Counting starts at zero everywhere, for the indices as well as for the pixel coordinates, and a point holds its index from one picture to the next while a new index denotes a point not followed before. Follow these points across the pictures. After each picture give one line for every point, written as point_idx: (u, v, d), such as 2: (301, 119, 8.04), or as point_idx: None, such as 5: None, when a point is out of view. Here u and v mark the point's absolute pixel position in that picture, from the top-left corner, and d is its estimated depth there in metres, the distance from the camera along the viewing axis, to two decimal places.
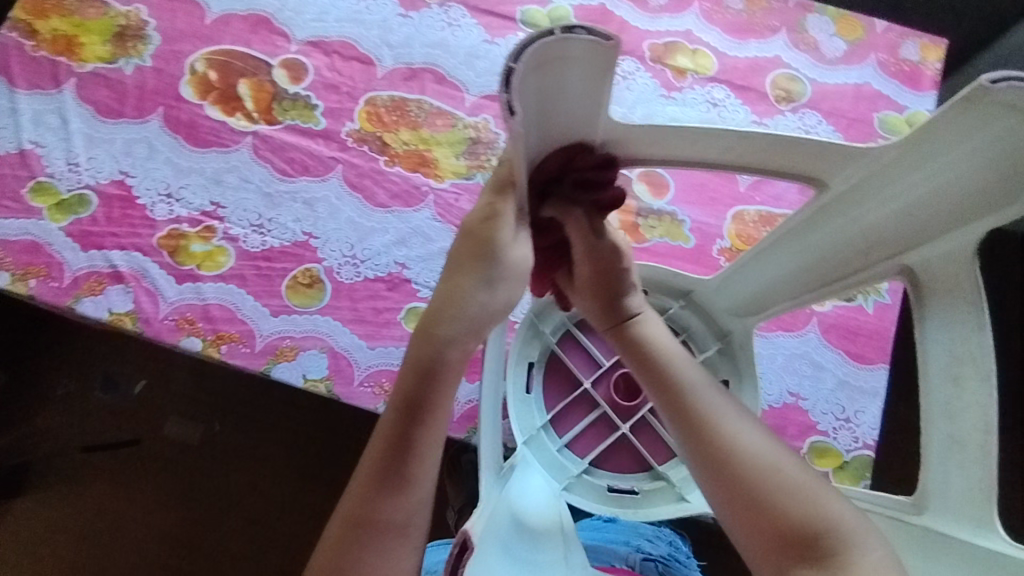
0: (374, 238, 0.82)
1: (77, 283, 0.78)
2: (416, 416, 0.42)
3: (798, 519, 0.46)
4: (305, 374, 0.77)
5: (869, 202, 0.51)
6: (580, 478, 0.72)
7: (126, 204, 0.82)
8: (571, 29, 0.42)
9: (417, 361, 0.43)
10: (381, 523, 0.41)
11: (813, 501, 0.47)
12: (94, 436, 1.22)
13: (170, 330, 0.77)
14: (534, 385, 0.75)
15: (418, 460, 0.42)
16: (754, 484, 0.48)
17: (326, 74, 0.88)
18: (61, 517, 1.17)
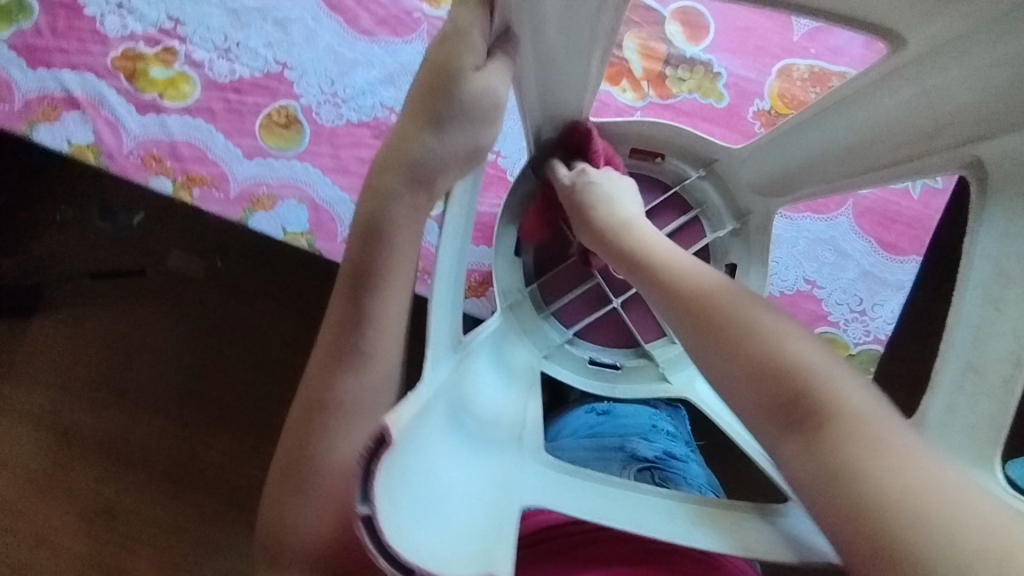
0: (357, 73, 0.71)
1: (29, 107, 0.70)
2: (366, 284, 0.43)
3: (771, 364, 0.36)
4: (284, 227, 0.71)
5: (939, 65, 0.40)
6: (562, 347, 0.70)
7: (72, 15, 0.71)
8: None
9: (360, 222, 0.43)
10: (340, 401, 0.44)
11: (829, 393, 0.34)
12: (99, 263, 1.10)
13: (136, 168, 0.71)
14: (524, 248, 0.70)
15: (379, 334, 0.44)
16: (775, 381, 0.35)
17: None
18: (74, 345, 1.08)
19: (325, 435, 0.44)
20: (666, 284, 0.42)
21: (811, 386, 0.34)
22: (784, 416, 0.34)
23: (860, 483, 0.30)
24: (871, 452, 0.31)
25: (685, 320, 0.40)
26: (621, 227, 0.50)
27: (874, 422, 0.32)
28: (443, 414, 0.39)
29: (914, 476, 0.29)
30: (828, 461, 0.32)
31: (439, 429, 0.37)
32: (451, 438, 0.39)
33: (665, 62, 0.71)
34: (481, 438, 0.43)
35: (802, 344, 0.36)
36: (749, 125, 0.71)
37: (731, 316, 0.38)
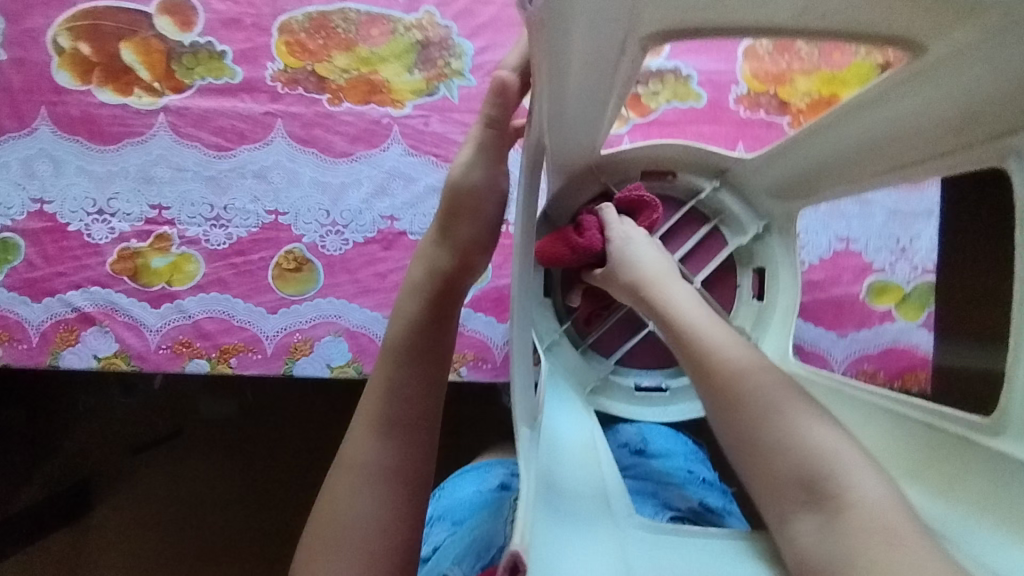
0: (349, 195, 0.71)
1: (47, 338, 0.69)
2: (408, 352, 0.56)
3: (795, 458, 0.46)
4: (330, 364, 0.71)
5: (958, 74, 0.43)
6: (605, 380, 0.75)
7: (58, 235, 0.70)
8: None
9: (408, 287, 0.59)
10: (377, 465, 0.52)
11: (837, 484, 0.44)
12: (139, 433, 1.05)
13: (169, 359, 0.70)
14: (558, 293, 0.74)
15: (405, 402, 0.54)
16: (795, 468, 0.46)
17: (219, 8, 0.70)
18: (139, 519, 1.03)
19: (362, 494, 0.52)
20: (713, 384, 0.52)
21: (831, 479, 0.44)
22: (805, 497, 0.45)
23: (855, 558, 0.41)
24: (878, 540, 0.40)
25: (724, 399, 0.51)
26: (667, 308, 0.58)
27: (886, 515, 0.41)
28: (542, 504, 0.44)
29: (906, 563, 0.38)
30: (834, 541, 0.42)
31: (540, 518, 0.42)
32: (555, 523, 0.44)
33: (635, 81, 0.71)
34: (578, 513, 0.48)
35: (829, 440, 0.46)
36: (733, 114, 0.71)
37: (768, 415, 0.48)
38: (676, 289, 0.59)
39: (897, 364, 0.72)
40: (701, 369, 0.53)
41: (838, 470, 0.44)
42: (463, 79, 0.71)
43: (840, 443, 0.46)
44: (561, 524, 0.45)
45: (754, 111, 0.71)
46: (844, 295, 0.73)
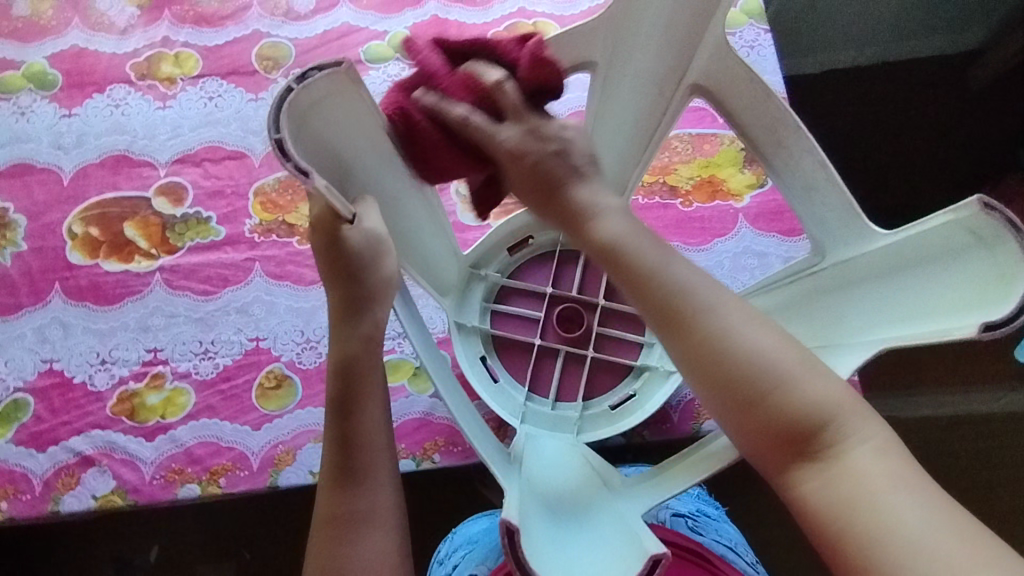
0: (320, 315, 0.82)
1: (49, 485, 0.75)
2: (346, 381, 0.54)
3: (795, 412, 0.43)
4: (312, 470, 0.76)
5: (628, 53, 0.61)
6: (584, 418, 0.74)
7: (64, 388, 0.79)
8: (277, 115, 0.42)
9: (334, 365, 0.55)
10: (352, 515, 0.52)
11: (818, 407, 0.43)
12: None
13: (162, 488, 0.75)
14: (500, 372, 0.76)
15: (361, 452, 0.54)
16: (788, 410, 0.43)
17: (205, 183, 0.87)
18: None
19: (342, 552, 0.51)
20: (682, 326, 0.44)
21: (832, 426, 0.43)
22: (802, 448, 0.43)
23: (865, 513, 0.40)
24: (877, 482, 0.41)
25: (706, 353, 0.44)
26: (637, 258, 0.46)
27: (895, 474, 0.41)
28: (549, 519, 0.51)
29: (905, 518, 0.39)
30: (840, 490, 0.42)
31: (553, 533, 0.49)
32: (583, 531, 0.51)
33: None
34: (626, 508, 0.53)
35: (829, 395, 0.43)
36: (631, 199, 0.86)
37: (772, 378, 0.43)
38: (658, 248, 0.47)
39: None
40: (689, 361, 0.45)
41: (823, 408, 0.43)
42: None
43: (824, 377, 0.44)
44: (592, 532, 0.50)
45: (650, 196, 0.86)
46: None
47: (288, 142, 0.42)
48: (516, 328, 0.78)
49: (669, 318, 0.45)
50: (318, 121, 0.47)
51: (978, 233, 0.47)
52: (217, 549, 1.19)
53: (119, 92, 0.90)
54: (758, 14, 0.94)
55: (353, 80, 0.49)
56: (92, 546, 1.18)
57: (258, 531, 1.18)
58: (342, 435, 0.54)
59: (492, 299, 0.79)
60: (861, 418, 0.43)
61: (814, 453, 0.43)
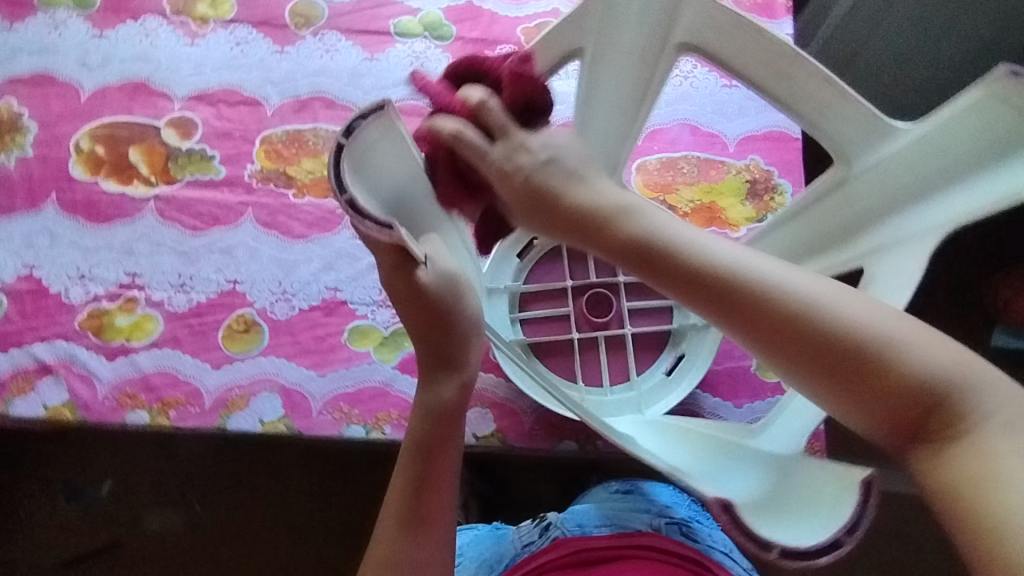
0: (300, 269, 0.82)
1: (5, 386, 0.76)
2: (424, 451, 0.57)
3: (905, 382, 0.39)
4: (262, 419, 0.76)
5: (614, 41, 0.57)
6: (642, 394, 0.74)
7: (38, 295, 0.79)
8: (340, 179, 0.45)
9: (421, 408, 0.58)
10: (413, 557, 0.56)
11: (933, 373, 0.39)
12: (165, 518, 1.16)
13: (113, 409, 0.76)
14: (554, 377, 0.75)
15: (432, 492, 0.57)
16: (899, 381, 0.39)
17: (215, 123, 0.88)
18: None
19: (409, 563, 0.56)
20: (761, 319, 0.40)
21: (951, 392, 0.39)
22: (924, 421, 0.39)
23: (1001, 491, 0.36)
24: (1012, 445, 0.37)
25: (784, 339, 0.40)
26: (666, 241, 0.42)
27: None
28: (717, 468, 0.53)
29: None
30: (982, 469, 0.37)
31: (735, 479, 0.51)
32: (751, 475, 0.53)
33: None
34: (730, 462, 0.55)
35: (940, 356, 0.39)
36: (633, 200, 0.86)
37: (876, 352, 0.39)
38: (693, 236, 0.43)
39: None
40: (780, 346, 0.40)
41: (936, 370, 0.39)
42: None
43: (924, 335, 0.40)
44: (746, 477, 0.52)
45: None
46: (737, 368, 0.80)
47: (357, 201, 0.46)
48: (554, 334, 0.77)
49: (743, 308, 0.40)
50: (371, 166, 0.50)
51: (1008, 103, 0.48)
52: (166, 492, 1.18)
53: (152, 23, 0.92)
54: None
55: (394, 121, 0.50)
56: (45, 465, 1.19)
57: (211, 482, 1.18)
58: (416, 471, 0.57)
59: (515, 308, 0.77)
60: (979, 375, 0.39)
61: (935, 429, 0.39)
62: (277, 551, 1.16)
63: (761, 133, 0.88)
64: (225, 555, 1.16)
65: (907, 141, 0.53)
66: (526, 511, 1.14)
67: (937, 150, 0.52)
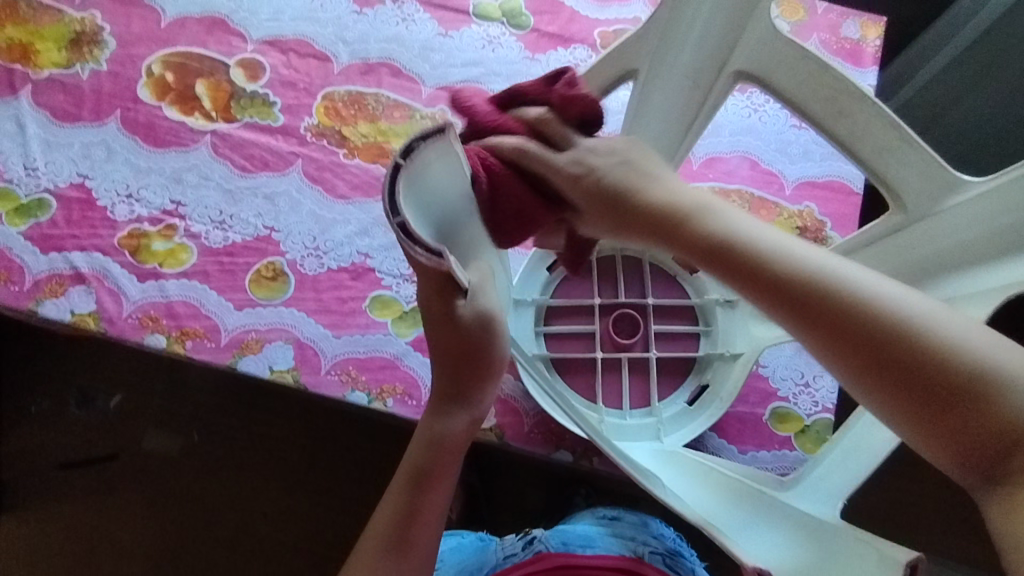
0: (336, 229, 0.83)
1: (38, 286, 0.78)
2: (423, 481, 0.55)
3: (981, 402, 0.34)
4: (272, 367, 0.77)
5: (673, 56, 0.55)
6: (658, 423, 0.72)
7: (86, 206, 0.82)
8: (395, 207, 0.42)
9: (427, 436, 0.56)
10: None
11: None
12: (171, 435, 1.21)
13: (133, 328, 0.77)
14: (575, 399, 0.73)
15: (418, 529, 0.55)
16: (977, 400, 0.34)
17: (283, 71, 0.89)
18: (142, 509, 1.18)
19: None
20: (816, 311, 0.38)
21: None
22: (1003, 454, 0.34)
23: None
24: None
25: (832, 331, 0.38)
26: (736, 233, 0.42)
27: None
28: (736, 525, 0.51)
29: None
30: None
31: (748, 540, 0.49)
32: (776, 540, 0.50)
33: None
34: (747, 517, 0.53)
35: None
36: None
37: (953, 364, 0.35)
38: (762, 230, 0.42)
39: None
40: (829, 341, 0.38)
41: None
42: None
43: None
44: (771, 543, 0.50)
45: None
46: (748, 414, 0.78)
47: (409, 224, 0.42)
48: (579, 352, 0.76)
49: (800, 302, 0.39)
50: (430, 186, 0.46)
51: None
52: (170, 417, 1.21)
53: None
54: None
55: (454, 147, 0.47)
56: (64, 368, 1.23)
57: (215, 416, 1.21)
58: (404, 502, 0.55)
59: (542, 321, 0.76)
60: None
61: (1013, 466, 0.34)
62: (262, 496, 1.18)
63: (821, 181, 0.86)
64: (213, 489, 1.18)
65: (976, 196, 0.50)
66: (508, 510, 1.13)
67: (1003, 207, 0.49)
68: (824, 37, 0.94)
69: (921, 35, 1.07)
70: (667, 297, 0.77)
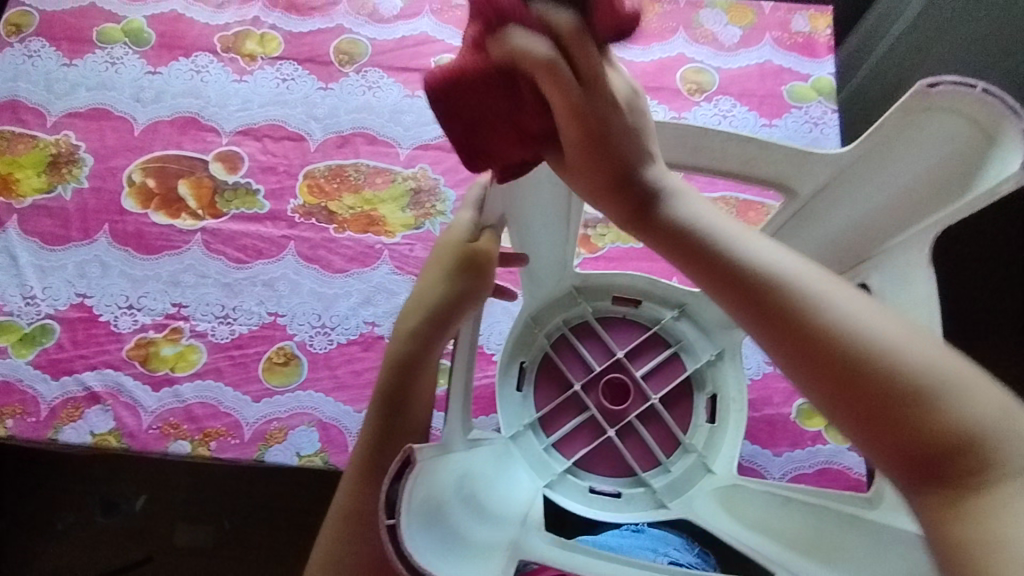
0: (339, 303, 0.83)
1: (54, 413, 0.78)
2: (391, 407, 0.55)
3: (911, 404, 0.37)
4: (299, 452, 0.77)
5: None
6: (697, 457, 0.74)
7: (89, 324, 0.82)
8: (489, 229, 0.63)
9: (393, 364, 0.57)
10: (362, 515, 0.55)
11: (940, 389, 0.37)
12: (202, 528, 1.19)
13: (156, 438, 0.77)
14: (613, 484, 0.73)
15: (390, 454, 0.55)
16: (902, 398, 0.38)
17: (261, 158, 0.90)
18: None
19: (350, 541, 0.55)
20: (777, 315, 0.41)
21: (960, 428, 0.37)
22: (940, 464, 0.37)
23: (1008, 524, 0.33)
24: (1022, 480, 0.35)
25: (790, 333, 0.40)
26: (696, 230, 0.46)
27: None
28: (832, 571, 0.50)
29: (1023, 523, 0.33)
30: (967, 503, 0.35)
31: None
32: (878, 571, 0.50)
33: (587, 226, 0.92)
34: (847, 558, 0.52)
35: (956, 382, 0.38)
36: (636, 269, 0.89)
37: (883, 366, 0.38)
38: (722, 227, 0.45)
39: (832, 485, 0.75)
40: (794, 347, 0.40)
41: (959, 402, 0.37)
42: (444, 217, 0.88)
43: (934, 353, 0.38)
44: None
45: None
46: (775, 415, 0.79)
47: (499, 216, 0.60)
48: (596, 440, 0.75)
49: (760, 306, 0.41)
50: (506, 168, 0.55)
51: (925, 107, 0.53)
52: (199, 510, 1.20)
53: (203, 60, 0.95)
54: (829, 93, 0.94)
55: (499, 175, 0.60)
56: (85, 481, 1.22)
57: (243, 501, 1.20)
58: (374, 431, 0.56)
59: (541, 435, 0.75)
60: (1002, 416, 0.37)
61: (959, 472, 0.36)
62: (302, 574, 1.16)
63: None
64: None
65: (843, 161, 0.58)
66: None
67: (869, 168, 0.58)
68: (777, 35, 0.97)
69: (866, 15, 1.11)
70: (632, 338, 0.79)
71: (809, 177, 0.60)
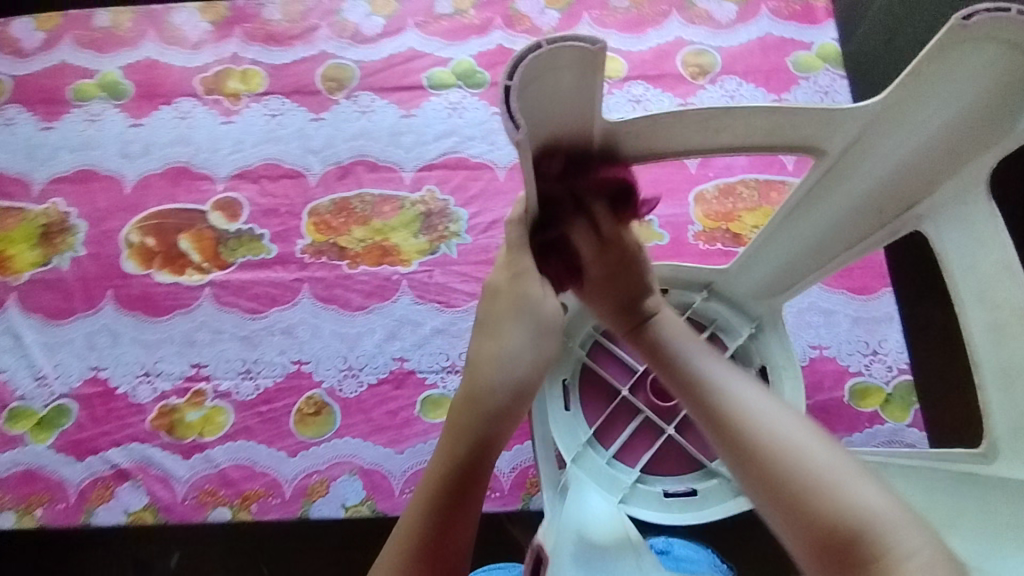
0: (364, 342, 0.80)
1: (84, 496, 0.74)
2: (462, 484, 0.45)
3: (828, 506, 0.39)
4: (345, 503, 0.74)
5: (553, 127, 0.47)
6: None
7: (107, 398, 0.78)
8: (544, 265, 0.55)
9: (466, 434, 0.47)
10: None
11: (843, 495, 0.40)
12: None
13: (194, 509, 0.74)
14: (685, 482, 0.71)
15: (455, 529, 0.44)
16: (814, 500, 0.40)
17: (260, 200, 0.86)
18: None
19: None
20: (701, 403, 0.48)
21: (870, 529, 0.38)
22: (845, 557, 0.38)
23: None
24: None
25: (718, 428, 0.46)
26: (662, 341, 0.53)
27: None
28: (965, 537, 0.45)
29: None
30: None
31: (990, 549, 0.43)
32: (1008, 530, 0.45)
33: None
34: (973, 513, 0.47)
35: (873, 499, 0.39)
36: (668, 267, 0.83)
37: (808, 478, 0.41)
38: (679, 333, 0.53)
39: None
40: (722, 439, 0.46)
41: (857, 508, 0.39)
42: (460, 238, 0.84)
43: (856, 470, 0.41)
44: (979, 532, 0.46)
45: (712, 244, 0.83)
46: (830, 400, 0.76)
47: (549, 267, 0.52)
48: (657, 441, 0.73)
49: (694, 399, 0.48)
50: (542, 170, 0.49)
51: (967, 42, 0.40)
52: None
53: (186, 105, 0.91)
54: (835, 59, 0.91)
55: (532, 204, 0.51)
56: None
57: None
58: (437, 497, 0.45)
59: (600, 449, 0.72)
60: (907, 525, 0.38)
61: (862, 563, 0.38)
62: None
63: None
64: None
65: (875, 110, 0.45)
66: None
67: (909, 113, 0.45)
68: (774, 6, 0.94)
69: None
70: None
71: (839, 133, 0.48)
